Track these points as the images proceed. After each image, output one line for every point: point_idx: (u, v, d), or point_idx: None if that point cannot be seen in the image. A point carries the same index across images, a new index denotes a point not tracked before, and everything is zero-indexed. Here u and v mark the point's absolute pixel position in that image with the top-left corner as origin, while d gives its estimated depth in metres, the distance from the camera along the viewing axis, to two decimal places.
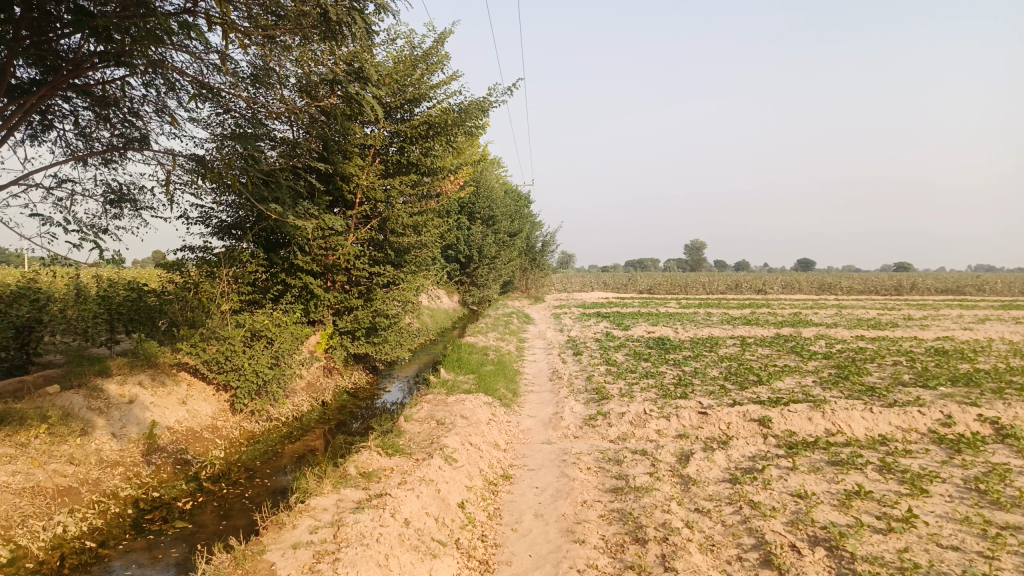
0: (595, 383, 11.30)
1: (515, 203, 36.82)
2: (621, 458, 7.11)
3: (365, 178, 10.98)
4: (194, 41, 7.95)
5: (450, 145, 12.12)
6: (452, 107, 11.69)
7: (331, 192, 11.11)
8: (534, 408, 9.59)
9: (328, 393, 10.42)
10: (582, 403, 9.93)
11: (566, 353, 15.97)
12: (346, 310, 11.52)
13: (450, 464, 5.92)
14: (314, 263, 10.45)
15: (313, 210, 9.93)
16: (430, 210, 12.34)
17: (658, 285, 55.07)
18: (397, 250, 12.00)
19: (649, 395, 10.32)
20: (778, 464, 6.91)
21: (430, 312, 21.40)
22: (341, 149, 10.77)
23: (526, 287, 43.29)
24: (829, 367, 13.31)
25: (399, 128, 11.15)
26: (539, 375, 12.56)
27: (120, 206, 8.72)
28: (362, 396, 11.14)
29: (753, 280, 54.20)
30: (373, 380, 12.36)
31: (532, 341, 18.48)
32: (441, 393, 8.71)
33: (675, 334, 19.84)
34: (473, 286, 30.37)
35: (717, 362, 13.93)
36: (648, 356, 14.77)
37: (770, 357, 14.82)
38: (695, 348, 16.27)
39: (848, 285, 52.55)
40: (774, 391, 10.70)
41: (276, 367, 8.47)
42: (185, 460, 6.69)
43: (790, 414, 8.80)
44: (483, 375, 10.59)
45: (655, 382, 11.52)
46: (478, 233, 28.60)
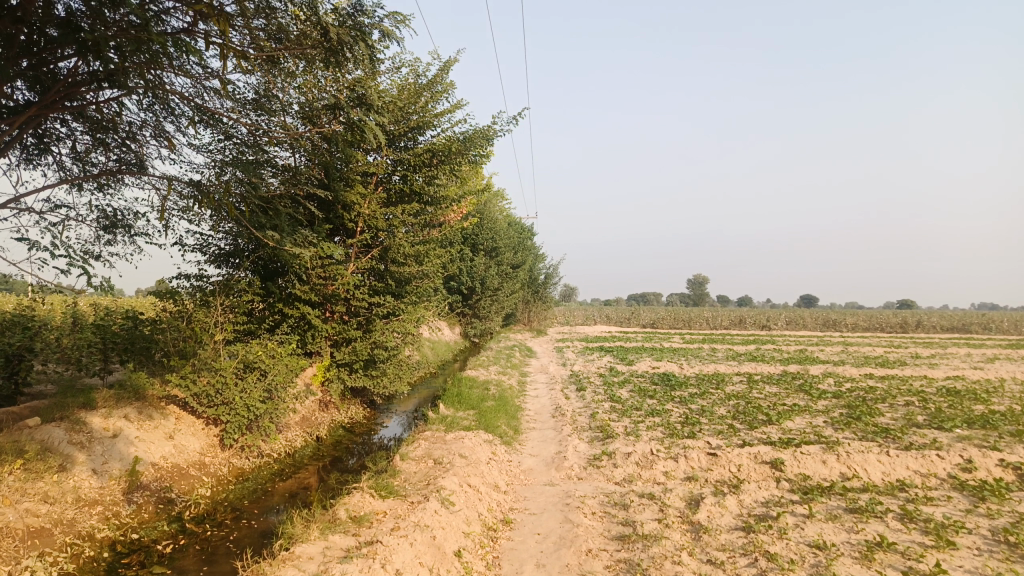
0: (599, 421, 10.95)
1: (518, 235, 36.72)
2: (627, 502, 6.76)
3: (366, 207, 10.77)
4: (194, 65, 7.82)
5: (454, 175, 11.94)
6: (456, 136, 11.54)
7: (332, 221, 10.90)
8: (536, 446, 9.25)
9: (323, 428, 10.09)
10: (585, 442, 9.59)
11: (569, 388, 15.63)
12: (344, 342, 11.24)
13: (447, 508, 5.59)
14: (312, 293, 10.22)
15: (313, 239, 9.73)
16: (432, 240, 12.12)
17: (661, 319, 54.74)
18: (398, 281, 11.74)
19: (655, 434, 9.97)
20: (794, 510, 6.55)
21: (431, 344, 21.07)
22: (343, 177, 10.58)
23: (529, 320, 42.99)
24: (840, 407, 12.94)
25: (402, 156, 10.99)
26: (541, 411, 12.20)
27: (114, 231, 8.52)
28: (358, 431, 10.80)
29: (757, 316, 53.85)
30: (370, 415, 12.01)
31: (534, 375, 18.14)
32: (440, 430, 8.39)
33: (680, 370, 19.48)
34: (475, 319, 30.07)
35: (724, 400, 13.56)
36: (653, 393, 14.41)
37: (778, 395, 14.45)
38: (701, 384, 15.92)
39: (853, 321, 52.18)
40: (784, 431, 10.33)
41: (269, 401, 8.17)
42: (168, 499, 6.37)
43: (803, 456, 8.45)
44: (484, 411, 10.25)
45: (661, 420, 11.18)
46: (481, 265, 28.41)
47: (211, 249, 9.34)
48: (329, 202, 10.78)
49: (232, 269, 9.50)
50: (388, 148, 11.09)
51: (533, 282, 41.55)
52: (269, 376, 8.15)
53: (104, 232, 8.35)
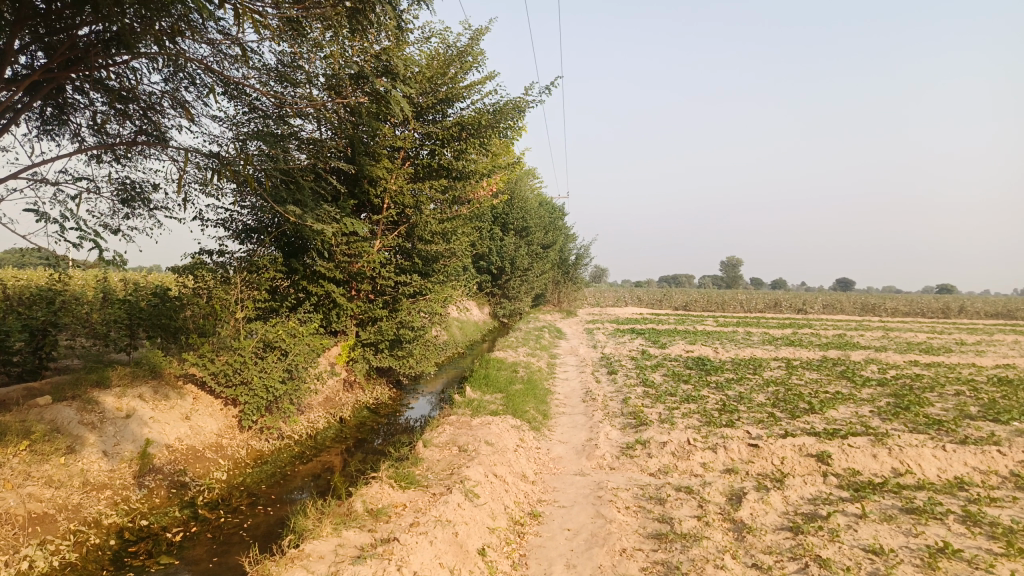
0: (633, 406, 10.50)
1: (550, 215, 36.17)
2: (663, 496, 6.34)
3: (393, 182, 10.37)
4: (213, 32, 7.47)
5: (484, 149, 11.48)
6: (486, 109, 11.06)
7: (358, 196, 10.55)
8: (567, 432, 8.85)
9: (347, 409, 9.81)
10: (618, 429, 9.17)
11: (600, 371, 15.19)
12: (370, 321, 10.93)
13: (471, 501, 5.22)
14: (337, 270, 9.91)
15: (337, 214, 9.39)
16: (460, 217, 11.70)
17: (694, 302, 53.89)
18: (425, 259, 11.36)
19: (692, 422, 9.50)
20: (845, 509, 6.06)
21: (459, 324, 20.74)
22: (368, 150, 10.19)
23: (559, 300, 42.53)
24: (886, 396, 12.31)
25: (430, 130, 10.57)
26: (572, 394, 11.79)
27: (134, 205, 8.26)
28: (383, 412, 10.51)
29: (793, 299, 52.74)
30: (396, 396, 11.72)
31: (564, 358, 17.72)
32: (466, 414, 8.03)
33: (714, 354, 18.92)
34: (504, 299, 29.70)
35: (762, 386, 13.01)
36: (688, 377, 13.91)
37: (819, 382, 13.84)
38: (738, 369, 15.37)
39: (893, 306, 50.83)
40: (828, 422, 9.79)
41: (290, 381, 7.87)
42: (182, 483, 6.11)
43: (851, 449, 7.93)
44: (512, 394, 9.87)
45: (697, 406, 10.71)
46: (511, 244, 27.99)
47: (234, 225, 9.06)
48: (355, 177, 10.40)
49: (255, 246, 9.23)
50: (416, 121, 10.66)
51: (564, 263, 41.00)
52: (290, 356, 7.84)
53: (124, 206, 8.10)
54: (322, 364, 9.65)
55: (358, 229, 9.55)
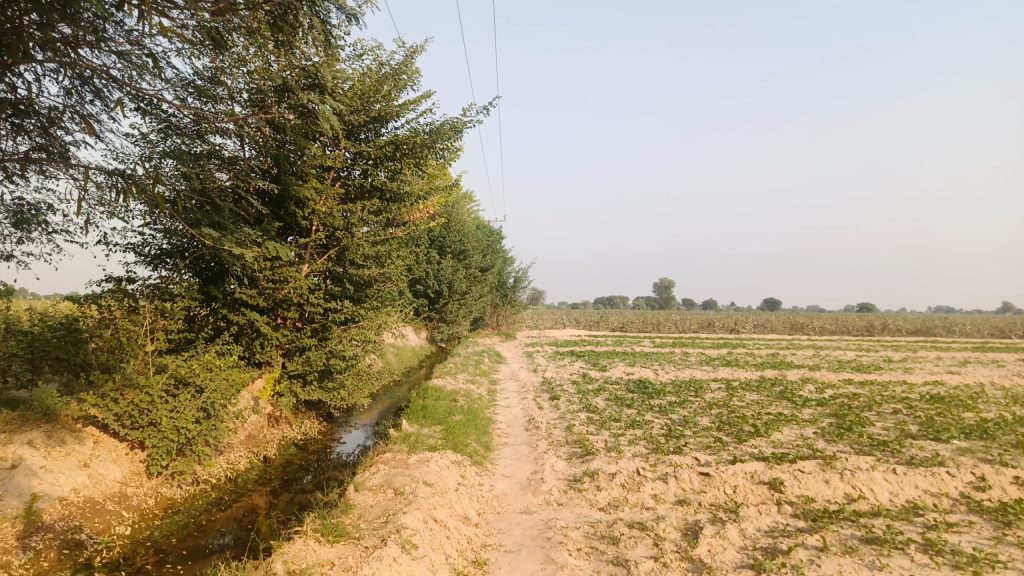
0: (577, 435, 10.11)
1: (487, 238, 35.86)
2: (616, 535, 5.92)
3: (322, 203, 9.78)
4: (120, 39, 6.82)
5: (419, 169, 11.01)
6: (422, 127, 10.62)
7: (284, 218, 9.91)
8: (510, 466, 8.36)
9: (272, 447, 9.09)
10: (563, 460, 8.74)
11: (542, 397, 14.79)
12: (298, 351, 10.25)
13: (409, 553, 4.68)
14: (261, 298, 9.24)
15: (259, 235, 8.79)
16: (395, 240, 11.18)
17: (630, 323, 54.39)
18: (357, 284, 10.77)
19: (639, 450, 9.16)
20: (805, 542, 5.77)
21: (395, 351, 20.06)
22: (296, 169, 9.58)
23: (497, 324, 42.18)
24: (827, 417, 12.29)
25: (362, 148, 10.05)
26: (513, 423, 11.32)
27: (29, 228, 7.44)
28: (313, 448, 9.82)
29: (726, 320, 53.81)
30: (327, 429, 11.01)
31: (505, 383, 17.30)
32: (402, 451, 7.46)
33: (655, 376, 18.80)
34: (442, 323, 29.12)
35: (705, 409, 12.84)
36: (631, 402, 13.64)
37: (760, 403, 13.79)
38: (680, 392, 15.22)
39: (820, 325, 52.45)
40: (775, 445, 9.61)
41: (205, 421, 7.17)
42: (76, 543, 5.34)
43: (803, 475, 7.72)
44: (452, 426, 9.34)
45: (643, 432, 10.40)
46: (448, 268, 27.51)
47: (146, 248, 8.32)
48: (281, 198, 9.78)
49: (171, 272, 8.52)
50: (346, 139, 10.14)
51: (502, 286, 40.70)
52: (205, 392, 7.16)
53: (17, 229, 7.26)
54: (243, 400, 8.93)
55: (285, 252, 8.95)
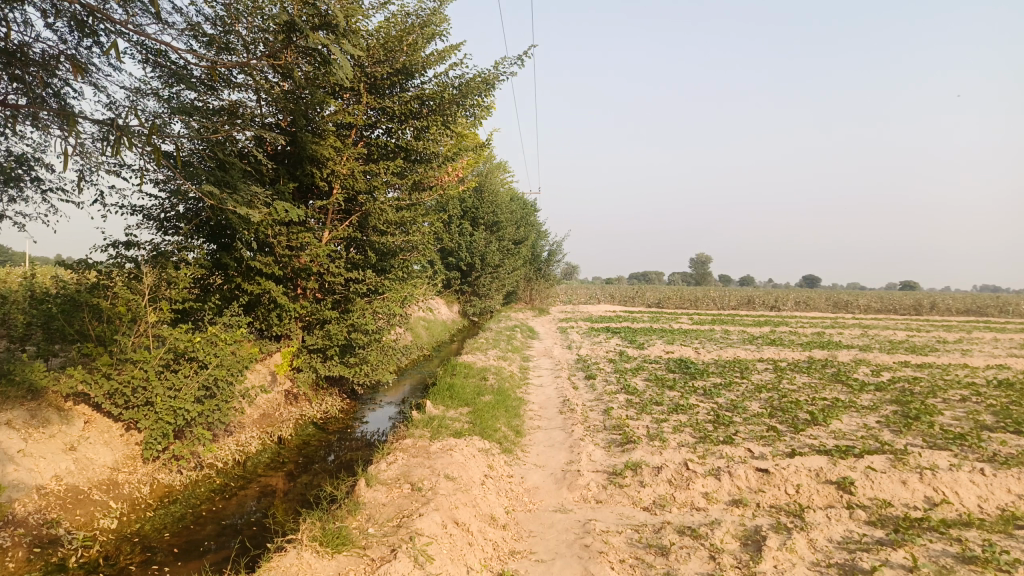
0: (616, 420, 9.30)
1: (522, 209, 35.00)
2: (665, 543, 5.13)
3: (341, 162, 8.96)
4: None
5: (448, 128, 10.16)
6: (450, 82, 9.74)
7: (302, 180, 9.18)
8: (543, 454, 7.59)
9: (288, 427, 8.48)
10: (602, 448, 7.95)
11: (578, 375, 14.01)
12: (318, 324, 9.58)
13: (422, 568, 3.95)
14: (276, 266, 8.55)
15: (269, 195, 8.13)
16: (422, 206, 10.39)
17: (667, 299, 53.17)
18: (379, 252, 10.02)
19: (685, 439, 8.32)
20: (889, 559, 4.91)
21: (425, 326, 19.40)
22: (313, 125, 8.80)
23: (531, 298, 41.43)
24: (889, 404, 11.27)
25: (386, 105, 9.23)
26: (547, 404, 10.55)
27: (21, 186, 6.81)
28: (333, 428, 9.20)
29: (766, 297, 52.25)
30: (349, 407, 10.38)
31: (538, 360, 16.55)
32: (424, 437, 6.74)
33: (696, 355, 17.87)
34: (474, 297, 28.42)
35: (754, 392, 11.92)
36: (672, 382, 12.76)
37: (812, 386, 12.81)
38: (724, 373, 14.29)
39: (865, 303, 50.65)
40: (837, 437, 8.68)
41: (206, 400, 6.44)
42: (52, 539, 4.71)
43: (876, 474, 6.81)
44: (480, 408, 8.59)
45: (689, 418, 9.55)
46: (481, 239, 26.77)
47: (149, 210, 7.70)
48: (297, 157, 9.02)
49: (176, 236, 7.89)
50: (368, 92, 9.33)
51: (536, 259, 39.84)
52: (207, 370, 6.41)
53: (6, 186, 6.62)
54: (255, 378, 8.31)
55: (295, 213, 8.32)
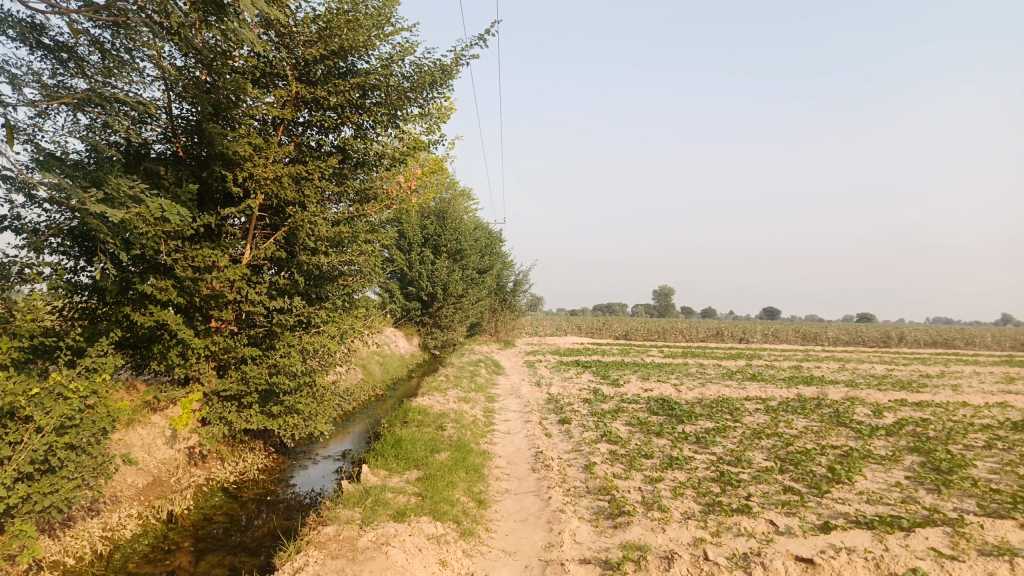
0: (600, 481, 7.61)
1: (486, 237, 33.44)
2: None
3: (262, 163, 7.23)
4: None
5: (397, 126, 8.53)
6: (398, 70, 8.14)
7: (210, 187, 7.46)
8: (513, 534, 5.84)
9: (183, 497, 6.59)
10: (589, 524, 6.23)
11: (550, 419, 12.32)
12: (234, 365, 7.76)
13: None
14: (171, 290, 6.74)
15: (152, 194, 6.37)
16: (367, 221, 8.68)
17: (635, 332, 51.90)
18: (312, 276, 8.28)
19: (690, 509, 6.65)
20: None
21: (378, 362, 17.61)
22: (224, 115, 7.12)
23: (496, 330, 39.80)
24: (909, 453, 9.77)
25: (319, 93, 7.56)
26: (516, 459, 8.81)
27: None
28: (250, 494, 7.35)
29: (735, 328, 51.24)
30: (275, 465, 8.52)
31: (505, 400, 14.85)
32: (352, 524, 4.97)
33: (678, 393, 16.31)
34: (435, 329, 26.65)
35: (754, 440, 10.34)
36: (657, 427, 11.13)
37: (815, 431, 11.27)
38: (714, 415, 12.72)
39: (835, 335, 49.98)
40: (871, 502, 7.08)
41: (38, 479, 4.48)
42: None
43: (951, 562, 5.20)
44: (433, 471, 6.83)
45: (688, 477, 7.90)
46: (444, 268, 25.10)
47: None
48: (206, 156, 7.28)
49: (40, 252, 6.09)
50: (299, 81, 7.69)
51: (501, 289, 38.27)
52: (32, 437, 4.39)
53: None
54: (117, 443, 6.40)
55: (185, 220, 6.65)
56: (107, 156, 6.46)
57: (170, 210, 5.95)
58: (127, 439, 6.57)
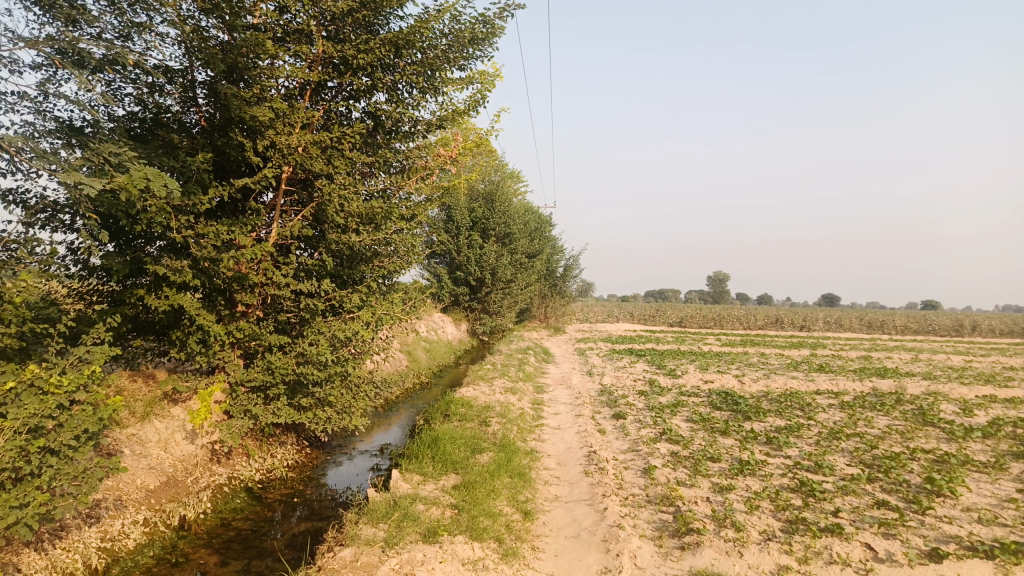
0: (662, 489, 6.74)
1: (537, 221, 32.59)
2: None
3: (286, 132, 6.53)
4: None
5: (436, 90, 7.75)
6: (436, 26, 7.32)
7: (232, 159, 6.82)
8: (563, 555, 5.04)
9: (199, 499, 5.99)
10: (652, 544, 5.37)
11: (604, 412, 11.46)
12: (260, 354, 7.14)
13: None
14: (188, 274, 6.08)
15: (162, 164, 5.72)
16: (404, 198, 7.92)
17: (689, 319, 50.41)
18: (342, 255, 7.58)
19: (769, 528, 5.73)
20: None
21: (424, 349, 17.04)
22: (244, 78, 6.44)
23: (546, 316, 39.02)
24: (1016, 459, 8.57)
25: (348, 52, 6.81)
26: (568, 459, 7.99)
27: None
28: (276, 494, 6.73)
29: (795, 316, 49.21)
30: (307, 461, 7.91)
31: (556, 391, 14.06)
32: (374, 550, 4.24)
33: (741, 385, 15.23)
34: (484, 314, 26.00)
35: (832, 442, 9.28)
36: (722, 425, 10.16)
37: (900, 432, 10.11)
38: (784, 411, 11.65)
39: (903, 324, 47.56)
40: (984, 523, 6.01)
41: (11, 489, 3.84)
42: None
43: None
44: (473, 477, 6.07)
45: (763, 486, 6.96)
46: (492, 252, 24.38)
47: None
48: (226, 125, 6.62)
49: (40, 230, 5.50)
50: (328, 40, 7.02)
51: (551, 274, 37.43)
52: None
53: None
54: (124, 438, 5.85)
55: (200, 195, 6.01)
56: (116, 125, 5.82)
57: (159, 182, 4.75)
58: (136, 436, 6.00)
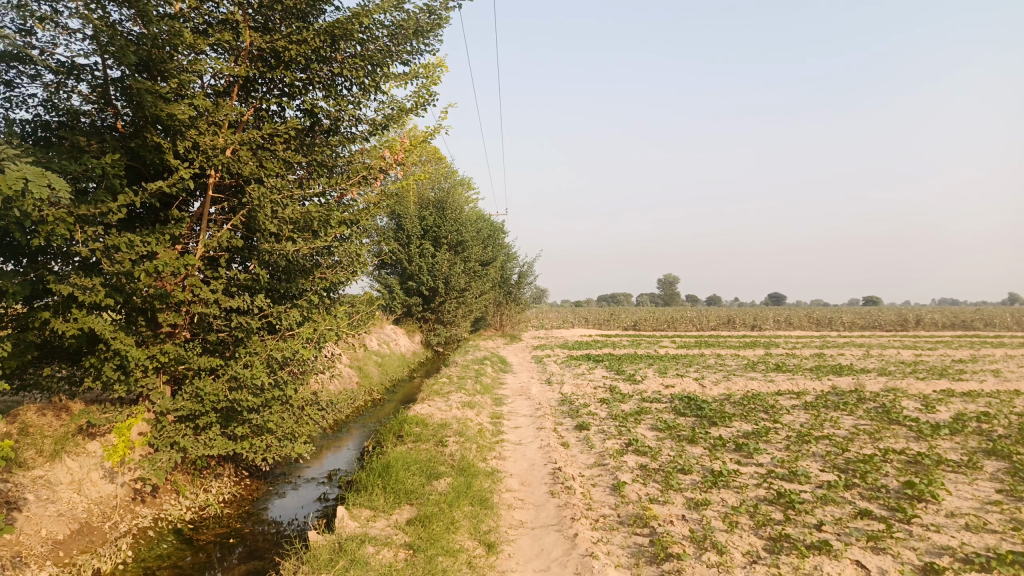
0: (635, 508, 6.27)
1: (490, 228, 32.10)
2: None
3: (210, 133, 5.89)
4: None
5: (378, 86, 7.20)
6: (376, 16, 6.78)
7: (150, 164, 6.13)
8: None
9: (118, 549, 5.29)
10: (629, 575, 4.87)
11: (567, 424, 10.99)
12: (189, 379, 6.44)
13: None
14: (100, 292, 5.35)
15: (64, 169, 5.02)
16: (346, 203, 7.31)
17: (643, 322, 50.55)
18: (280, 267, 6.93)
19: (752, 548, 5.30)
20: None
21: (377, 363, 16.36)
22: (161, 73, 5.78)
23: (501, 324, 38.52)
24: (988, 457, 8.37)
25: (279, 44, 6.21)
26: (531, 478, 7.47)
27: None
28: (210, 534, 6.05)
29: (747, 316, 49.79)
30: (247, 494, 7.21)
31: (515, 402, 13.55)
32: None
33: (703, 389, 14.95)
34: (438, 325, 25.38)
35: (802, 446, 8.96)
36: (689, 432, 9.78)
37: (868, 432, 9.87)
38: (749, 415, 11.35)
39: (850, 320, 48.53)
40: (973, 530, 5.70)
41: None
42: None
43: None
44: (429, 508, 5.50)
45: (740, 499, 6.55)
46: (445, 261, 23.78)
47: None
48: (141, 126, 5.93)
49: None
50: (256, 31, 6.40)
51: (505, 282, 36.98)
52: None
53: None
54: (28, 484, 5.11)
55: (110, 204, 5.32)
56: (9, 126, 5.07)
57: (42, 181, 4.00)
58: (42, 481, 5.26)
